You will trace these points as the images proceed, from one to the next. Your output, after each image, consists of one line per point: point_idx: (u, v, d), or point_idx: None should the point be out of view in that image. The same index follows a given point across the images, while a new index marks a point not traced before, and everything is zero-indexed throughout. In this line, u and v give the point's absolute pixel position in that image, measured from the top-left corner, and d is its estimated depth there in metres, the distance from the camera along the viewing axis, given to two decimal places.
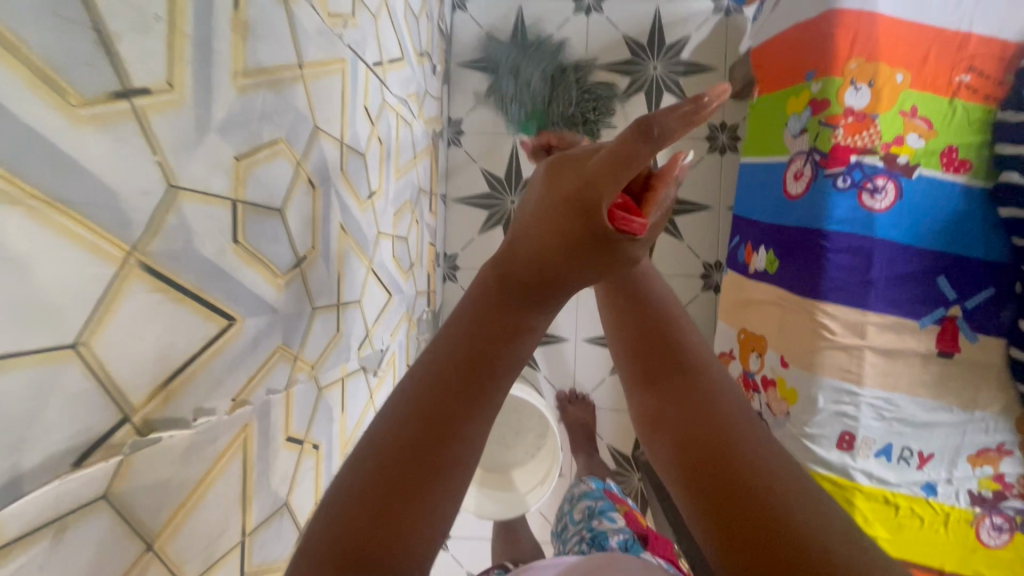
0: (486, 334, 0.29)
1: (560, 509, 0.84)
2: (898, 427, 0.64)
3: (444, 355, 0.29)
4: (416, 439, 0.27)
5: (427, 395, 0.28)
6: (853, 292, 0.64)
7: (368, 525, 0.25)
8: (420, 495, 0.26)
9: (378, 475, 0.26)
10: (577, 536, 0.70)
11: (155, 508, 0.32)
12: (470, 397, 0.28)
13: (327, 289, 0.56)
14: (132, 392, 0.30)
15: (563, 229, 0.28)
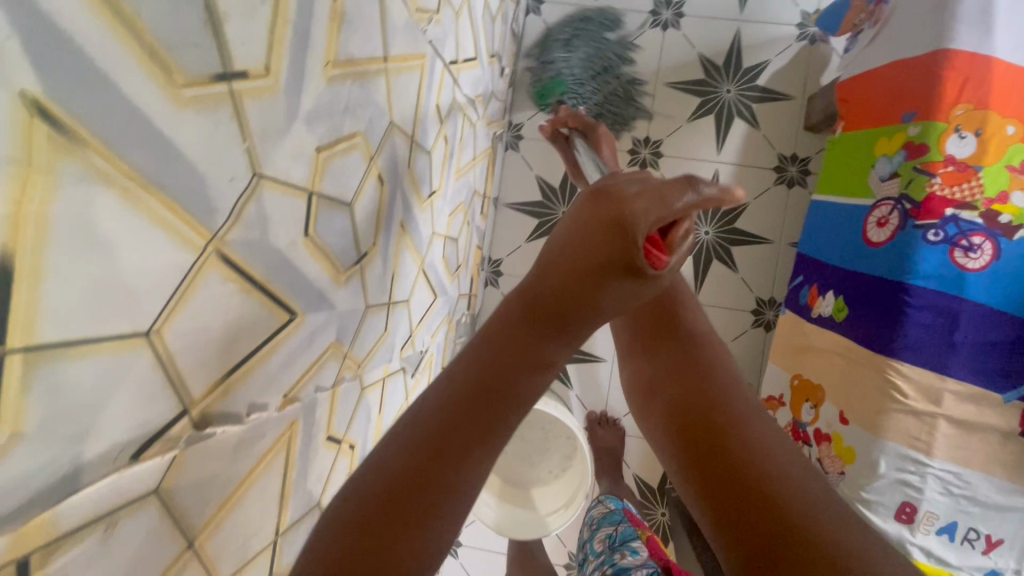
0: (499, 364, 0.32)
1: (581, 535, 0.82)
2: (967, 505, 0.59)
3: (456, 384, 0.31)
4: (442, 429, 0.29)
5: (441, 417, 0.30)
6: (932, 354, 0.60)
7: (368, 544, 0.26)
8: (422, 512, 0.27)
9: (385, 489, 0.28)
10: (599, 569, 0.67)
11: (200, 504, 0.31)
12: (481, 422, 0.30)
13: (381, 288, 0.54)
14: (195, 385, 0.29)
15: (592, 283, 0.32)
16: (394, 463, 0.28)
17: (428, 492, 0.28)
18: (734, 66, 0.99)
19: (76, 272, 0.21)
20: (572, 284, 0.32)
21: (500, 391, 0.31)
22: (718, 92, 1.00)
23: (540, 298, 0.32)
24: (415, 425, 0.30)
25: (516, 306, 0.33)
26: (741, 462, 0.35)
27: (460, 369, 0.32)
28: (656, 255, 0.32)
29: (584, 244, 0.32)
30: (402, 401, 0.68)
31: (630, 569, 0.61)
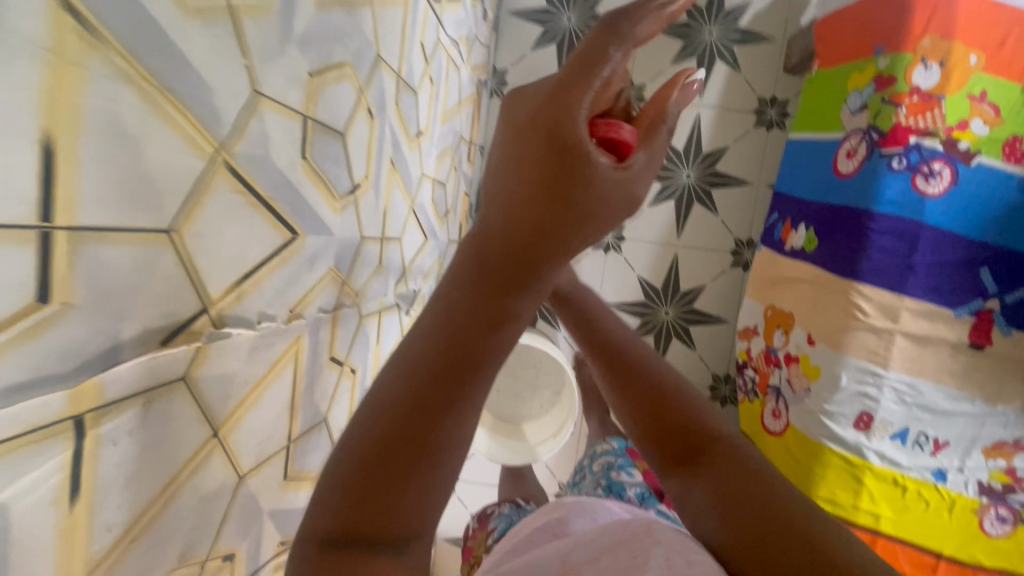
0: (467, 331, 0.28)
1: (580, 463, 0.86)
2: (917, 412, 0.65)
3: (419, 362, 0.28)
4: (412, 416, 0.27)
5: (405, 397, 0.28)
6: (892, 275, 0.64)
7: (356, 515, 0.27)
8: (405, 477, 0.27)
9: (362, 466, 0.27)
10: (593, 483, 0.73)
11: (222, 399, 0.34)
12: (452, 390, 0.28)
13: (374, 221, 0.57)
14: (213, 285, 0.32)
15: (545, 207, 0.27)
16: (364, 457, 0.27)
17: (408, 456, 0.27)
18: (717, 7, 0.99)
19: (106, 163, 0.23)
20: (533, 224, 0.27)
21: (472, 360, 0.28)
22: (700, 34, 1.00)
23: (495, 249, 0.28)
24: (380, 418, 0.28)
25: (473, 259, 0.28)
26: (738, 481, 0.34)
27: (425, 338, 0.28)
28: (618, 129, 0.29)
29: (522, 158, 0.28)
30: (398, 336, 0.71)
31: (624, 486, 0.68)
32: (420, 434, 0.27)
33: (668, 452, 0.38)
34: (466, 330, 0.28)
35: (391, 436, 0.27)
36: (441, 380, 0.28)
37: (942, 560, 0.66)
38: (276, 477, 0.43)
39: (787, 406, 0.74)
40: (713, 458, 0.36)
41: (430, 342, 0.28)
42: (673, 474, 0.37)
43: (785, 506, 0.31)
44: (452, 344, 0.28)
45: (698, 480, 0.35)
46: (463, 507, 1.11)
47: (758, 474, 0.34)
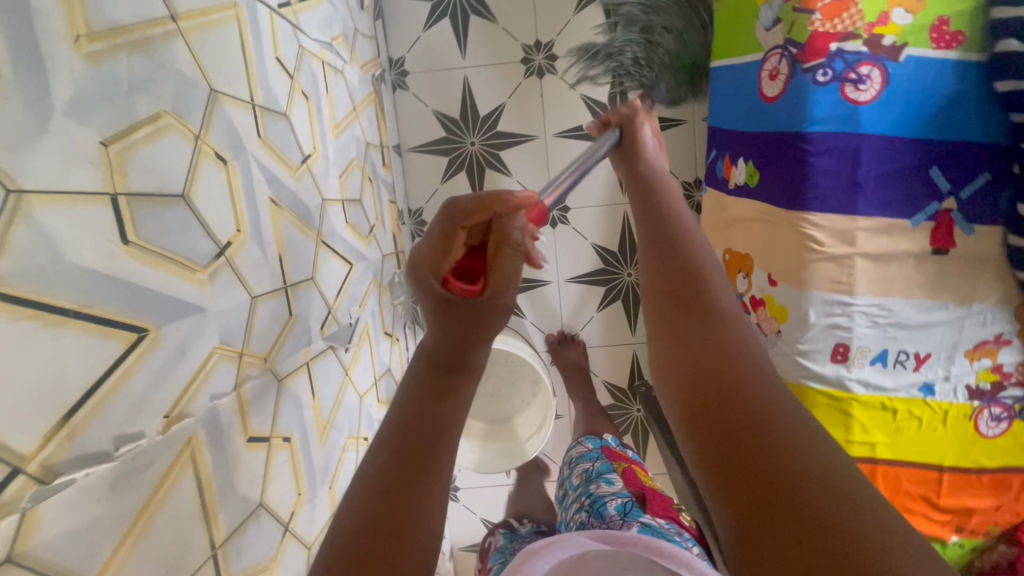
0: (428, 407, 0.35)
1: (562, 474, 0.85)
2: (893, 331, 0.61)
3: (391, 440, 0.34)
4: (386, 509, 0.31)
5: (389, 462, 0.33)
6: (840, 197, 0.59)
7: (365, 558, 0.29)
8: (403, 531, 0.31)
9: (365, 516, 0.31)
10: (577, 503, 0.72)
11: (87, 554, 0.29)
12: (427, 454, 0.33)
13: (267, 273, 0.50)
14: (20, 440, 0.26)
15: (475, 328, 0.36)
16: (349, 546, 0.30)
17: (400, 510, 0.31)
18: None
19: None
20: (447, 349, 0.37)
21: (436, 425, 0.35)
22: None
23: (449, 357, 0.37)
24: (357, 509, 0.31)
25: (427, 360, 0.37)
26: (735, 379, 0.30)
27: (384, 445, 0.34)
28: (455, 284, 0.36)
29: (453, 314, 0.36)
30: (342, 378, 0.66)
31: (606, 500, 0.68)
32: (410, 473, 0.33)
33: (665, 312, 0.37)
34: (429, 399, 0.36)
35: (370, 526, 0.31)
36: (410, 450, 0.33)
37: (944, 473, 0.64)
38: None
39: None
40: (690, 328, 0.34)
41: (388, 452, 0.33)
42: (655, 338, 0.36)
43: (746, 396, 0.28)
44: (425, 418, 0.35)
45: (668, 345, 0.34)
46: (471, 515, 1.08)
47: (736, 358, 0.31)
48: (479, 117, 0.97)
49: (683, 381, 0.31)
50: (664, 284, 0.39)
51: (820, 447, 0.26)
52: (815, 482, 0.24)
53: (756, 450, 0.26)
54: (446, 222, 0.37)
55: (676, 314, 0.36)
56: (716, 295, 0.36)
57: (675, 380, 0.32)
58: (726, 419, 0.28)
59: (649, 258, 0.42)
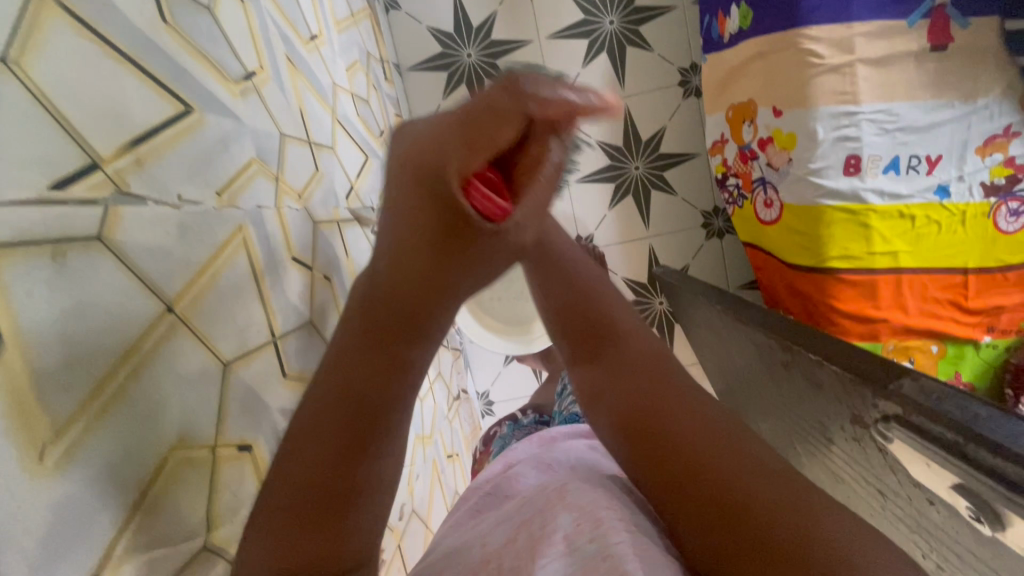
0: (366, 374, 0.24)
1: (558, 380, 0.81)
2: (902, 137, 0.62)
3: (324, 411, 0.23)
4: (309, 496, 0.22)
5: (317, 438, 0.23)
6: (835, 7, 0.61)
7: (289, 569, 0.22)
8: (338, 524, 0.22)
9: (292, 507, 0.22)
10: (571, 396, 0.70)
11: (165, 272, 0.31)
12: (364, 437, 0.23)
13: (290, 119, 0.53)
14: (96, 141, 0.29)
15: (446, 247, 0.23)
16: (280, 536, 0.22)
17: (334, 504, 0.22)
18: None
19: None
20: (412, 282, 0.24)
21: (378, 402, 0.24)
22: None
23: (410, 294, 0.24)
24: (278, 495, 0.22)
25: (364, 306, 0.24)
26: (672, 419, 0.26)
27: (317, 404, 0.23)
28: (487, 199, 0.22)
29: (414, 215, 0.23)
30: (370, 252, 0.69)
31: None
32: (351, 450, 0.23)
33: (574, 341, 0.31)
34: (370, 370, 0.24)
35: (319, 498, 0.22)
36: (348, 432, 0.23)
37: (970, 275, 0.64)
38: (271, 373, 0.40)
39: (776, 190, 0.70)
40: (615, 360, 0.30)
41: (323, 419, 0.23)
42: (581, 378, 0.30)
43: (699, 439, 0.25)
44: (359, 396, 0.23)
45: (599, 383, 0.29)
46: None
47: (670, 384, 0.28)
48: (473, 28, 0.99)
49: (626, 433, 0.27)
50: (563, 307, 0.32)
51: (766, 461, 0.24)
52: (791, 512, 0.22)
53: (727, 506, 0.23)
54: (470, 127, 0.21)
55: (592, 347, 0.31)
56: (618, 307, 0.32)
57: (622, 419, 0.27)
58: (683, 461, 0.25)
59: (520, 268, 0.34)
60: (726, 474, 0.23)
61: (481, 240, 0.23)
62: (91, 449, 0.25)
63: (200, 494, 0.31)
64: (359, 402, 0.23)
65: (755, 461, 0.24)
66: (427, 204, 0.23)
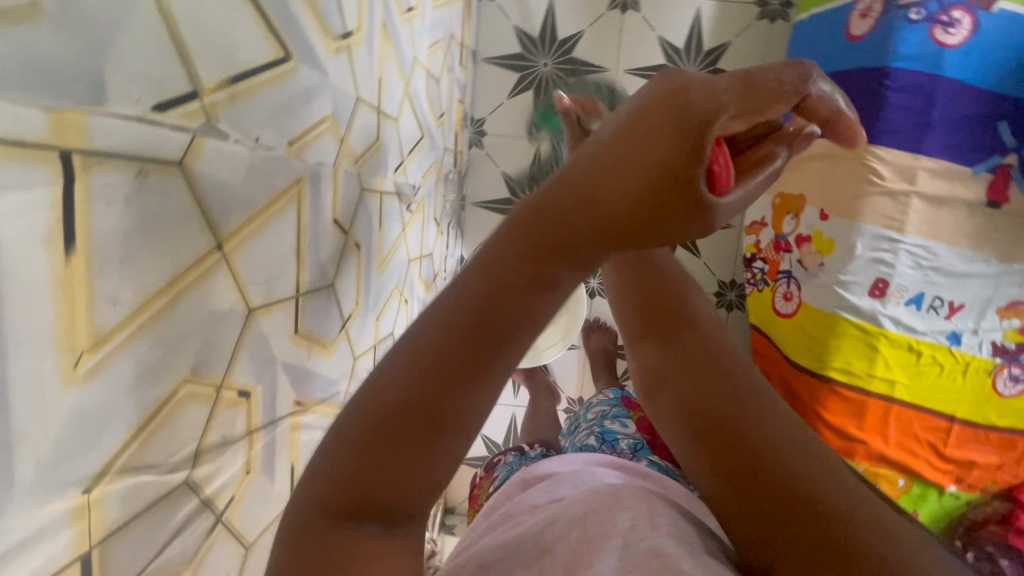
0: (497, 298, 0.25)
1: (575, 415, 0.85)
2: (933, 276, 0.64)
3: (449, 321, 0.25)
4: (416, 398, 0.24)
5: (438, 347, 0.24)
6: (908, 135, 0.62)
7: (352, 487, 0.24)
8: (419, 452, 0.24)
9: (376, 427, 0.24)
10: (588, 431, 0.73)
11: (225, 209, 0.32)
12: (481, 360, 0.25)
13: (368, 84, 0.53)
14: (204, 70, 0.29)
15: (652, 195, 0.23)
16: (364, 460, 0.24)
17: (425, 428, 0.24)
18: None
19: None
20: (576, 201, 0.24)
21: (502, 328, 0.25)
22: None
23: (573, 219, 0.24)
24: (382, 401, 0.24)
25: (534, 208, 0.25)
26: (802, 494, 0.28)
27: (447, 305, 0.25)
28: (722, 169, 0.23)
29: (616, 161, 0.23)
30: (400, 229, 0.69)
31: (617, 436, 0.68)
32: (457, 380, 0.24)
33: (700, 421, 0.34)
34: (494, 293, 0.25)
35: (402, 416, 0.24)
36: (470, 343, 0.25)
37: (955, 424, 0.66)
38: (286, 327, 0.41)
39: (800, 286, 0.72)
40: (764, 456, 0.30)
41: (450, 328, 0.25)
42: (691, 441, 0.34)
43: (822, 506, 0.27)
44: (483, 315, 0.25)
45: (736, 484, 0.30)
46: None
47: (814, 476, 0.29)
48: (556, 40, 1.00)
49: (714, 453, 0.33)
50: (703, 401, 0.35)
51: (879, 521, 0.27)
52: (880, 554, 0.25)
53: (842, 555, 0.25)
54: (744, 87, 0.22)
55: (719, 421, 0.33)
56: (749, 387, 0.36)
57: (749, 494, 0.30)
58: (784, 482, 0.29)
59: (633, 304, 0.43)
60: (835, 519, 0.27)
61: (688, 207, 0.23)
62: (119, 365, 0.25)
63: (195, 430, 0.31)
64: (486, 323, 0.25)
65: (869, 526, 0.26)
66: (639, 130, 0.23)
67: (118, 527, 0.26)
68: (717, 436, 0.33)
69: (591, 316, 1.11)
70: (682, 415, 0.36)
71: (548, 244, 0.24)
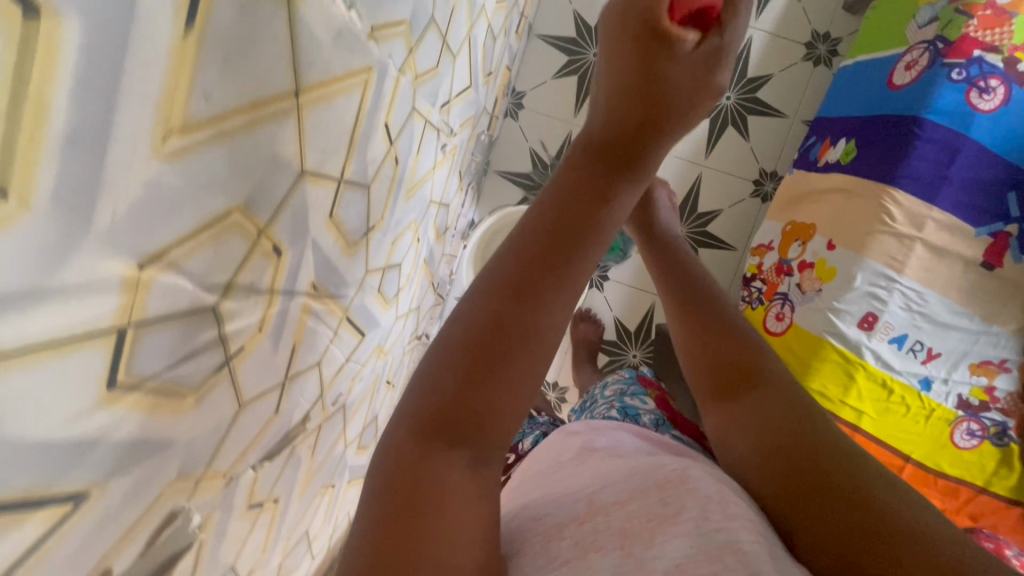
0: (560, 233, 0.39)
1: (592, 391, 0.97)
2: (920, 321, 0.67)
3: (527, 250, 0.39)
4: (507, 309, 0.38)
5: (514, 271, 0.39)
6: (927, 184, 0.67)
7: (464, 383, 0.36)
8: (511, 352, 0.37)
9: (474, 335, 0.37)
10: (609, 406, 0.82)
11: (310, 61, 0.33)
12: (552, 273, 0.39)
13: (443, 8, 0.55)
14: None
15: (642, 121, 0.43)
16: (466, 362, 0.37)
17: (513, 333, 0.37)
18: None
19: None
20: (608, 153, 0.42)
21: (564, 251, 0.39)
22: None
23: (612, 151, 0.43)
24: (476, 317, 0.38)
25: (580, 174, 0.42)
26: (865, 510, 0.40)
27: (521, 248, 0.39)
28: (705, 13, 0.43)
29: (614, 120, 0.44)
30: (432, 165, 0.70)
31: (639, 412, 0.77)
32: (531, 292, 0.38)
33: (774, 460, 0.46)
34: (551, 231, 0.40)
35: (495, 325, 0.37)
36: (543, 264, 0.39)
37: (909, 464, 0.69)
38: (324, 205, 0.42)
39: (793, 308, 0.75)
40: (826, 485, 0.43)
41: (524, 257, 0.39)
42: (768, 476, 0.46)
43: (885, 522, 0.40)
44: (547, 249, 0.39)
45: (811, 512, 0.42)
46: None
47: (865, 493, 0.41)
48: None
49: (793, 488, 0.44)
50: (766, 441, 0.47)
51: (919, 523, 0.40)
52: (925, 550, 0.38)
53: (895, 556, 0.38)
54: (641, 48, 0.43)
55: (790, 460, 0.45)
56: (815, 424, 0.47)
57: (824, 518, 0.41)
58: (849, 503, 0.41)
59: (708, 361, 0.55)
60: (894, 531, 0.39)
61: (664, 110, 0.43)
62: (195, 161, 0.26)
63: (233, 262, 0.32)
64: (549, 253, 0.39)
65: (920, 531, 0.39)
66: (624, 89, 0.44)
67: (153, 320, 0.27)
68: (784, 472, 0.45)
69: (584, 307, 1.13)
70: (757, 457, 0.47)
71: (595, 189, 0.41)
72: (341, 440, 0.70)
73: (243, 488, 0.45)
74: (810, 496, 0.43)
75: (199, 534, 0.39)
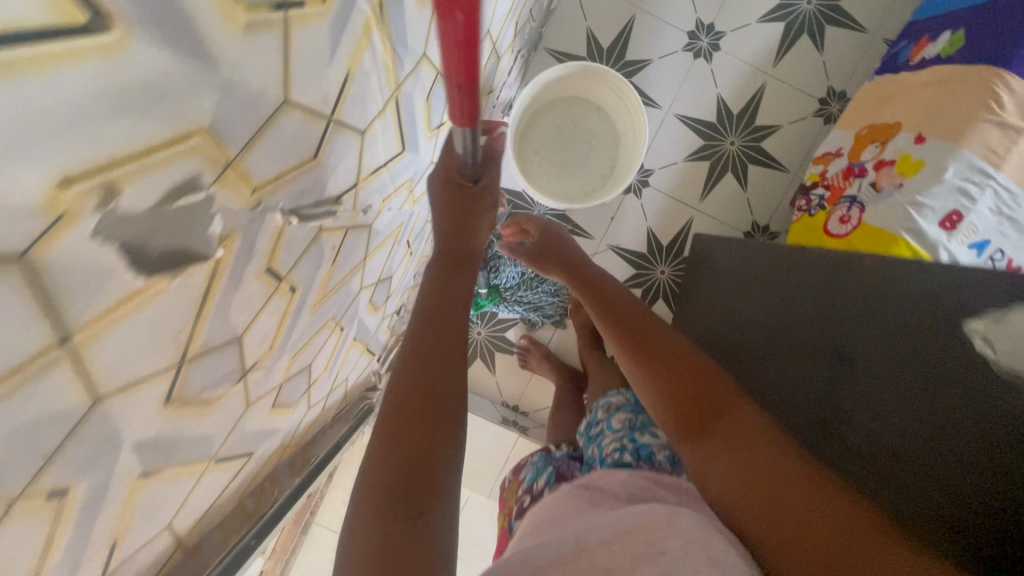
0: (424, 382, 0.53)
1: (591, 413, 0.82)
2: (1004, 227, 0.70)
3: (393, 417, 0.51)
4: (402, 458, 0.48)
5: (390, 431, 0.50)
6: None
7: (389, 521, 0.45)
8: (427, 481, 0.48)
9: (376, 497, 0.47)
10: (613, 447, 0.67)
11: None
12: (425, 422, 0.50)
13: None
14: None
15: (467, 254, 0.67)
16: (381, 507, 0.46)
17: (414, 472, 0.48)
18: None
19: None
20: (452, 265, 0.64)
21: (436, 369, 0.54)
22: None
23: (455, 263, 0.65)
24: (381, 466, 0.48)
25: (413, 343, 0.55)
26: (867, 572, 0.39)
27: (389, 423, 0.51)
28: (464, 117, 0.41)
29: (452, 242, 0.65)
30: None
31: (651, 450, 0.63)
32: (410, 438, 0.49)
33: (744, 506, 0.47)
34: (411, 387, 0.52)
35: (394, 476, 0.47)
36: (415, 421, 0.50)
37: None
38: None
39: (862, 211, 0.77)
40: (806, 537, 0.43)
41: (397, 427, 0.50)
42: (749, 520, 0.47)
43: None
44: (417, 408, 0.51)
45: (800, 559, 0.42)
46: None
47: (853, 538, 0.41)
48: None
49: (771, 537, 0.44)
50: (730, 487, 0.49)
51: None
52: None
53: None
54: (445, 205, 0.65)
55: (762, 512, 0.46)
56: (773, 454, 0.48)
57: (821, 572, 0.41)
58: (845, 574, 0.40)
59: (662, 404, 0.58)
60: None
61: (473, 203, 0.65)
62: None
63: None
64: (415, 417, 0.50)
65: None
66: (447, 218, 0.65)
67: None
68: (756, 517, 0.46)
69: (617, 215, 1.08)
70: (732, 502, 0.49)
71: (435, 329, 0.57)
72: (359, 273, 0.63)
73: (269, 236, 0.37)
74: (802, 551, 0.42)
75: (219, 250, 0.32)
